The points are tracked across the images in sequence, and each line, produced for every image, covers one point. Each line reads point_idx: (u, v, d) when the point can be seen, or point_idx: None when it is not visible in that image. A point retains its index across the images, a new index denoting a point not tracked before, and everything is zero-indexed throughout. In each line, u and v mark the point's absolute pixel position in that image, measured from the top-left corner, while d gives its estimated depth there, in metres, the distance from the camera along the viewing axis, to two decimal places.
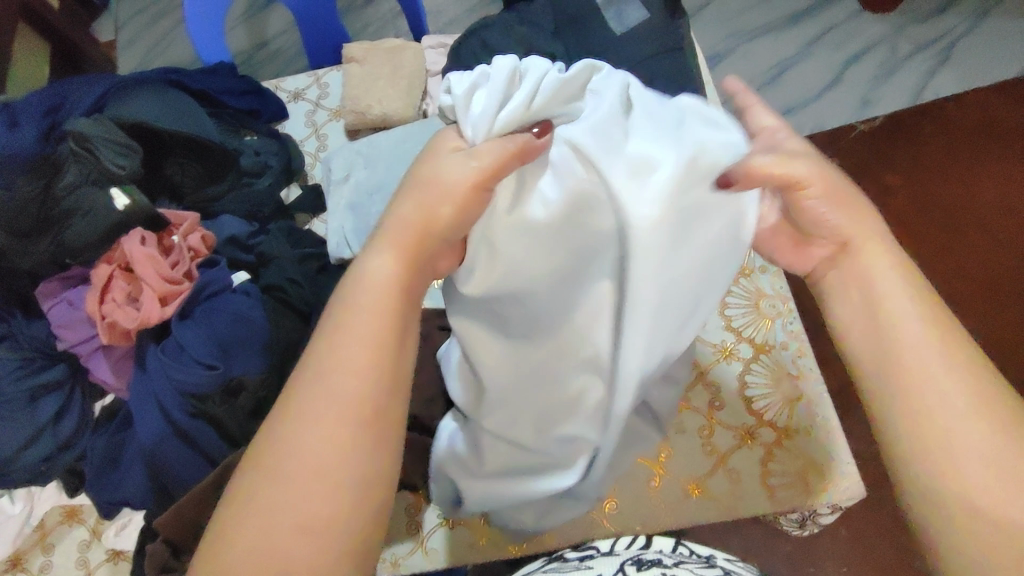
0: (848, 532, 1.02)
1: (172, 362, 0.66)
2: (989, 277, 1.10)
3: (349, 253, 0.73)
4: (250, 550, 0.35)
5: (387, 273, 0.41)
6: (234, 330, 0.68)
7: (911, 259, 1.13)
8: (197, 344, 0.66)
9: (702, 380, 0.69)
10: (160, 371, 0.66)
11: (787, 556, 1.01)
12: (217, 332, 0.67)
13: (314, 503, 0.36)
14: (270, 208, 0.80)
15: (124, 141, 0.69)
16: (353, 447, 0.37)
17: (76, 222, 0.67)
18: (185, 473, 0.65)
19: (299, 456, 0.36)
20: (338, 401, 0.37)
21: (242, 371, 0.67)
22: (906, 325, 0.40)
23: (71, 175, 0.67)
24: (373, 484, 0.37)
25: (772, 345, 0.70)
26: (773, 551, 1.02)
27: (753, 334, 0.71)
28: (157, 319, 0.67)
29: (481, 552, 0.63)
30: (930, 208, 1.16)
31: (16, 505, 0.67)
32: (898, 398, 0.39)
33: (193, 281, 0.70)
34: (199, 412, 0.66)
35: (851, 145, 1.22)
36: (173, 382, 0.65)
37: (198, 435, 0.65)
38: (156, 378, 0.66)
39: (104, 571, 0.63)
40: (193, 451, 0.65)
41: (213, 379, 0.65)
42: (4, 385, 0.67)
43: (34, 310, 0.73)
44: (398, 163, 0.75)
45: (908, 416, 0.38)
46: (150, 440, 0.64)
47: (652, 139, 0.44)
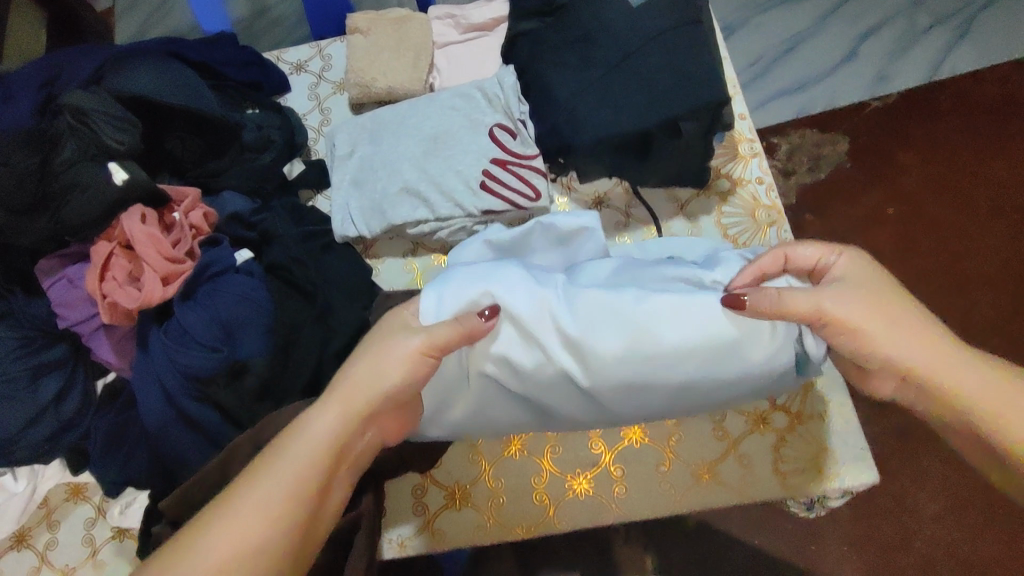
0: (850, 514, 1.11)
1: (181, 345, 0.60)
2: (998, 204, 1.28)
3: (356, 232, 0.76)
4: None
5: (320, 431, 0.48)
6: (237, 313, 0.62)
7: (916, 206, 1.29)
8: (200, 327, 0.61)
9: (734, 452, 0.65)
10: (162, 355, 0.60)
11: (793, 530, 1.13)
12: (220, 314, 0.62)
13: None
14: (273, 183, 0.78)
15: (121, 114, 0.66)
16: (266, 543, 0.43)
17: (74, 198, 0.64)
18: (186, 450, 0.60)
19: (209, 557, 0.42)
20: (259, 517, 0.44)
21: (246, 356, 0.61)
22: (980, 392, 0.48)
23: (68, 150, 0.65)
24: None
25: (748, 179, 0.76)
26: (777, 527, 1.13)
27: (730, 171, 0.76)
28: (159, 300, 0.61)
29: (486, 535, 0.65)
30: (928, 162, 1.31)
31: (20, 483, 0.72)
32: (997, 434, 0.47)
33: (195, 261, 0.65)
34: (204, 396, 0.60)
35: (862, 122, 1.34)
36: (176, 366, 0.60)
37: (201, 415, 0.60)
38: (158, 361, 0.60)
39: (110, 548, 0.71)
40: (199, 434, 0.61)
41: (217, 363, 0.60)
42: (5, 364, 0.66)
43: (34, 288, 0.70)
44: (406, 141, 0.79)
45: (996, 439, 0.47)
46: (154, 424, 0.59)
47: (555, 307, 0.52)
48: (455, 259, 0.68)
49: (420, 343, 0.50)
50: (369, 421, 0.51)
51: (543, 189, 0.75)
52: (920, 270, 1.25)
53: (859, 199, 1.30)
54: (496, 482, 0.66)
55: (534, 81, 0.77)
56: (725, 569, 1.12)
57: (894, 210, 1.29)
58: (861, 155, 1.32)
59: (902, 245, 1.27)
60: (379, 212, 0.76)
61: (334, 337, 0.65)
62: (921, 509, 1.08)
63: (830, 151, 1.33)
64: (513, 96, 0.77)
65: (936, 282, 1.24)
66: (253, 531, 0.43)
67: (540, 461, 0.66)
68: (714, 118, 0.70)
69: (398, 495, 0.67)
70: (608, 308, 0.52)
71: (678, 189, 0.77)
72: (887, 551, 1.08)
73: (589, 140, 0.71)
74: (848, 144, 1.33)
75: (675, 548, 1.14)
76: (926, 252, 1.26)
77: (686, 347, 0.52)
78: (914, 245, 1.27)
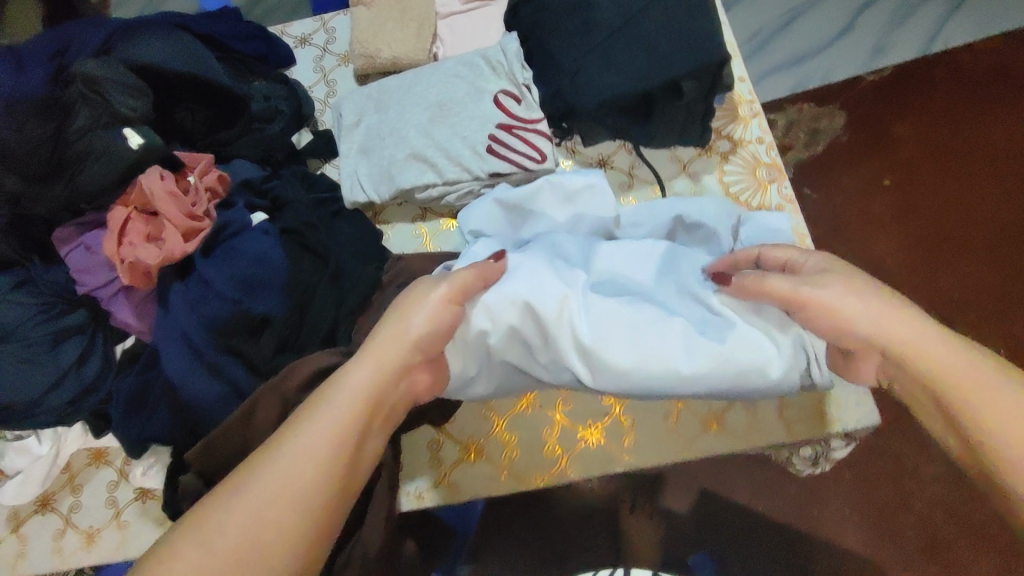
0: (852, 476, 1.15)
1: (201, 298, 0.62)
2: (996, 170, 1.30)
3: (365, 197, 0.78)
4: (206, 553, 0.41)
5: (352, 387, 0.49)
6: (255, 269, 0.63)
7: (914, 175, 1.31)
8: (220, 280, 0.62)
9: (740, 402, 0.68)
10: (183, 308, 0.62)
11: (796, 493, 1.16)
12: (237, 269, 0.63)
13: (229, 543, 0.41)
14: (283, 152, 0.79)
15: (132, 81, 0.67)
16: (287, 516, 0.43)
17: (90, 166, 0.65)
18: (209, 408, 0.61)
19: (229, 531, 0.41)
20: (286, 478, 0.44)
21: (265, 310, 0.62)
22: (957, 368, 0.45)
23: (82, 118, 0.65)
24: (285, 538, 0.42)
25: (749, 140, 0.77)
26: (784, 488, 1.16)
27: (731, 132, 0.78)
28: (179, 256, 0.63)
29: (500, 487, 0.67)
30: (925, 131, 1.33)
31: (43, 446, 0.73)
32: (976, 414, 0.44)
33: (212, 221, 0.66)
34: (225, 347, 0.62)
35: (857, 95, 1.35)
36: (198, 318, 0.62)
37: (224, 369, 0.62)
38: (179, 314, 0.62)
39: (133, 508, 0.73)
40: (219, 384, 0.61)
41: (237, 313, 0.62)
42: (27, 329, 0.67)
43: (52, 257, 0.72)
44: (412, 108, 0.80)
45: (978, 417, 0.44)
46: (177, 376, 0.61)
47: (573, 311, 0.57)
48: (467, 218, 0.71)
49: (446, 289, 0.55)
50: (401, 374, 0.53)
51: (548, 151, 0.76)
52: (917, 237, 1.28)
53: (854, 173, 1.32)
54: (509, 435, 0.68)
55: (537, 47, 0.78)
56: (729, 531, 1.16)
57: (891, 181, 1.32)
58: (858, 125, 1.34)
59: (900, 212, 1.30)
60: (388, 178, 0.78)
61: (348, 295, 0.66)
62: (921, 471, 1.12)
63: (825, 124, 1.34)
64: (519, 67, 0.78)
65: (933, 247, 1.27)
66: (277, 491, 0.43)
67: (551, 414, 0.69)
68: (714, 82, 0.71)
69: (415, 448, 0.70)
70: (623, 319, 0.57)
71: (680, 150, 0.78)
72: (889, 510, 1.12)
73: (592, 103, 0.72)
74: (844, 116, 1.34)
75: (681, 516, 1.18)
76: (924, 220, 1.29)
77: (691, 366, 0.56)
78: (913, 212, 1.30)
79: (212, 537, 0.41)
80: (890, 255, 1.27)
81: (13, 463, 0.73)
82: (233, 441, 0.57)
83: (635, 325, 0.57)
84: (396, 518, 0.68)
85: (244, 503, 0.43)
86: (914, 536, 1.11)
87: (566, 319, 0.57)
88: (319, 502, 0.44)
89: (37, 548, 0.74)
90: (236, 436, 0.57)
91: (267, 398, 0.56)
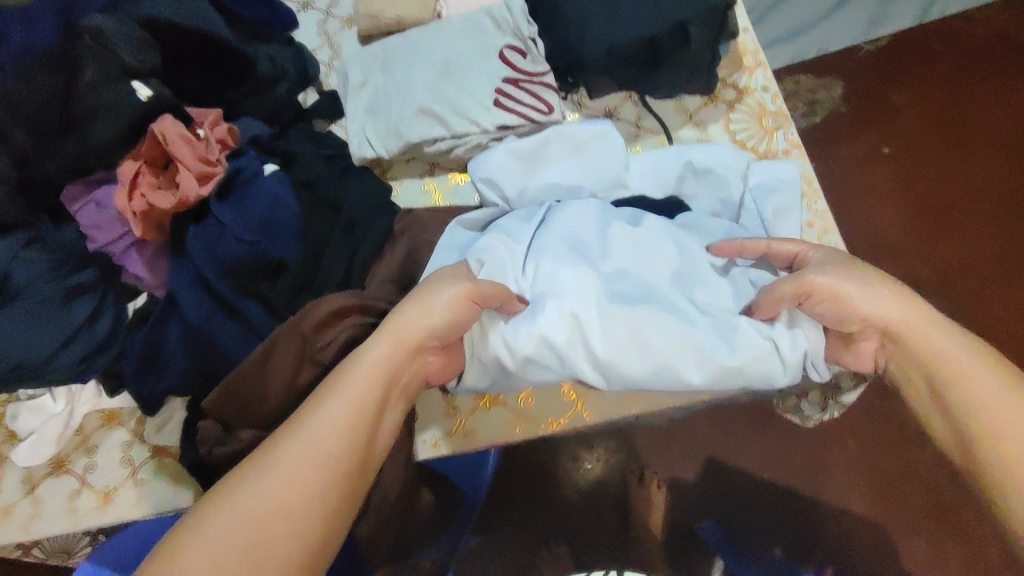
0: (857, 442, 1.16)
1: (217, 241, 0.63)
2: (997, 136, 1.31)
3: (373, 153, 0.78)
4: (236, 509, 0.41)
5: (377, 359, 0.51)
6: (270, 213, 0.64)
7: (915, 143, 1.32)
8: (235, 223, 0.63)
9: None
10: (200, 250, 0.63)
11: (801, 463, 1.16)
12: (252, 213, 0.64)
13: (260, 498, 0.41)
14: (289, 113, 0.78)
15: (141, 37, 0.68)
16: (314, 486, 0.43)
17: (100, 121, 0.65)
18: (234, 348, 0.63)
19: (258, 494, 0.41)
20: (320, 442, 0.45)
21: (280, 254, 0.64)
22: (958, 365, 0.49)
23: (91, 74, 0.65)
24: (312, 497, 0.43)
25: (754, 88, 0.78)
26: (785, 461, 1.16)
27: (736, 81, 0.78)
28: (194, 199, 0.63)
29: (516, 431, 0.68)
30: (924, 98, 1.33)
31: (58, 404, 0.73)
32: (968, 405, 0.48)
33: (224, 168, 0.66)
34: (242, 287, 0.64)
35: (858, 65, 1.35)
36: (215, 260, 0.63)
37: (244, 309, 0.64)
38: (197, 257, 0.63)
39: (149, 467, 0.73)
40: (240, 325, 0.64)
41: (253, 255, 0.63)
42: (39, 287, 0.67)
43: (61, 219, 0.71)
44: (417, 64, 0.78)
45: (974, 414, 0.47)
46: (195, 315, 0.63)
47: (586, 333, 0.57)
48: (480, 167, 0.70)
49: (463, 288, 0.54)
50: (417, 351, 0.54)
51: (555, 103, 0.77)
52: (919, 205, 1.28)
53: (854, 142, 1.33)
54: None
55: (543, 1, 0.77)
56: (736, 501, 1.16)
57: (892, 150, 1.32)
58: (857, 97, 1.34)
59: (901, 181, 1.30)
60: (396, 134, 0.77)
61: (362, 246, 0.67)
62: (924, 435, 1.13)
63: (823, 96, 1.34)
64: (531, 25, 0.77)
65: (934, 216, 1.28)
66: (314, 448, 0.44)
67: None
68: (720, 24, 0.73)
69: (429, 397, 0.69)
70: (638, 336, 0.57)
71: (687, 100, 0.79)
72: (895, 474, 1.13)
73: (601, 51, 0.72)
74: (843, 87, 1.34)
75: (688, 485, 1.17)
76: (926, 186, 1.29)
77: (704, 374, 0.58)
78: (914, 179, 1.30)
79: (245, 493, 0.42)
80: (892, 222, 1.28)
81: (26, 424, 0.73)
82: (253, 377, 0.58)
83: (649, 340, 0.57)
84: (412, 466, 0.69)
85: (281, 456, 0.44)
86: (920, 498, 1.12)
87: (580, 340, 0.57)
88: (344, 469, 0.45)
89: (51, 509, 0.72)
90: (255, 372, 0.58)
91: (285, 336, 0.58)
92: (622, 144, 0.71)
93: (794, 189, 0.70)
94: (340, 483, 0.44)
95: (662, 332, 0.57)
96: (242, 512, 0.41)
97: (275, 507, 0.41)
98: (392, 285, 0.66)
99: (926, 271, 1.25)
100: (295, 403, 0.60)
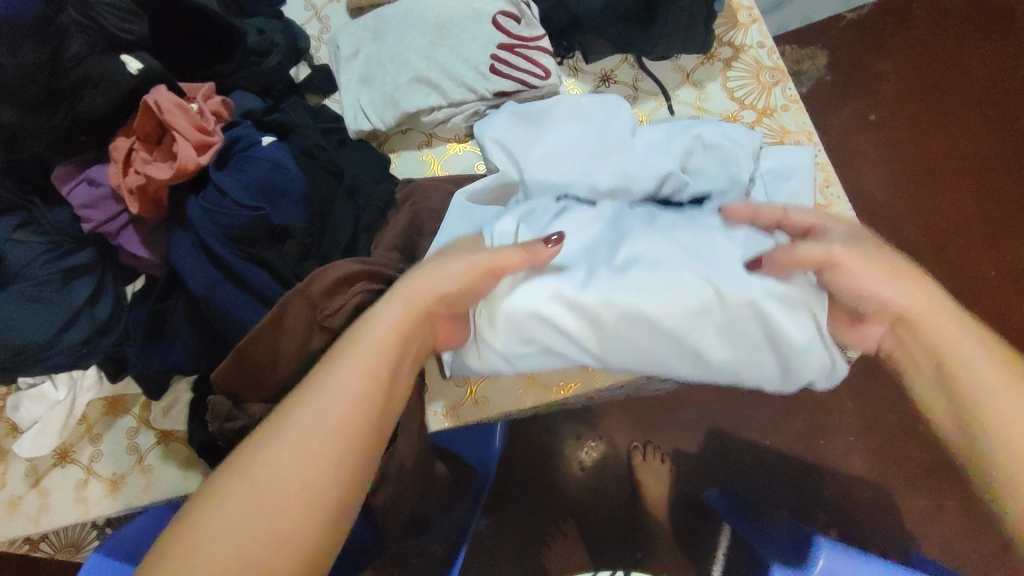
0: (856, 408, 1.17)
1: (219, 209, 0.62)
2: (983, 99, 1.32)
3: (369, 125, 0.76)
4: (253, 483, 0.38)
5: (385, 324, 0.48)
6: (271, 179, 0.63)
7: (902, 110, 1.32)
8: (237, 189, 0.62)
9: None
10: (202, 218, 0.62)
11: (801, 431, 1.17)
12: (253, 179, 0.63)
13: (279, 468, 0.39)
14: (282, 87, 0.78)
15: (128, 7, 0.66)
16: (330, 458, 0.40)
17: (89, 94, 0.62)
18: (241, 314, 0.62)
19: (276, 464, 0.39)
20: (334, 410, 0.42)
21: (284, 221, 0.64)
22: (975, 364, 0.45)
23: (76, 45, 0.61)
24: (337, 464, 0.40)
25: (749, 45, 0.78)
26: (786, 429, 1.17)
27: (732, 39, 0.78)
28: (194, 168, 0.61)
29: (528, 397, 0.68)
30: (911, 61, 1.34)
31: (61, 392, 0.70)
32: (973, 402, 0.44)
33: (221, 136, 0.64)
34: (248, 256, 0.63)
35: (841, 34, 1.35)
36: (219, 228, 0.62)
37: (251, 276, 0.62)
38: (199, 224, 0.62)
39: (155, 453, 0.71)
40: (247, 295, 0.63)
41: (258, 221, 0.62)
42: (35, 268, 0.65)
43: (52, 199, 0.69)
44: (408, 31, 0.77)
45: (981, 407, 0.44)
46: (201, 287, 0.62)
47: (571, 318, 0.56)
48: (484, 129, 0.70)
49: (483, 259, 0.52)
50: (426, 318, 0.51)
51: (552, 67, 0.75)
52: (907, 171, 1.29)
53: (842, 110, 1.33)
54: None
55: None
56: (738, 471, 1.16)
57: (879, 120, 1.32)
58: (842, 66, 1.34)
59: (887, 148, 1.31)
60: (391, 103, 0.76)
61: (365, 210, 0.66)
62: None
63: (809, 66, 1.34)
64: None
65: (920, 180, 1.29)
66: (327, 418, 0.42)
67: None
68: None
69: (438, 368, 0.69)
70: (624, 322, 0.56)
71: (683, 59, 0.78)
72: (895, 438, 1.15)
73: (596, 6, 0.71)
74: (828, 56, 1.34)
75: (691, 456, 1.18)
76: (914, 154, 1.30)
77: (685, 360, 0.58)
78: (902, 144, 1.31)
79: (259, 469, 0.39)
80: (883, 188, 1.29)
81: (29, 413, 0.70)
82: (265, 343, 0.57)
83: (635, 324, 0.56)
84: (425, 438, 0.69)
85: (297, 427, 0.41)
86: (921, 458, 1.14)
87: (566, 322, 0.56)
88: (359, 438, 0.42)
89: (60, 499, 0.71)
90: (271, 343, 0.57)
91: (295, 303, 0.57)
92: (626, 110, 0.69)
93: (807, 176, 0.69)
94: (359, 448, 0.42)
95: (651, 316, 0.55)
96: (253, 490, 0.38)
97: (289, 477, 0.39)
98: (397, 252, 0.66)
99: (915, 233, 1.26)
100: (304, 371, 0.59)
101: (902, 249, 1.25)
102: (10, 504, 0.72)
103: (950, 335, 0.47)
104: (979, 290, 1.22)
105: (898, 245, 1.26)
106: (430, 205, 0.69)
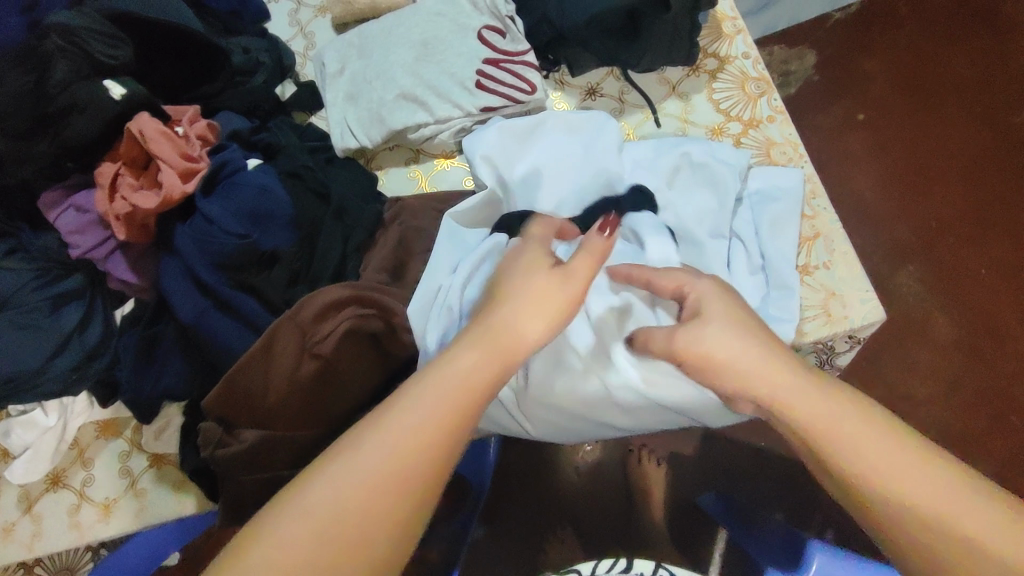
0: None
1: (206, 236, 0.61)
2: (967, 98, 1.33)
3: (356, 142, 0.76)
4: (314, 513, 0.35)
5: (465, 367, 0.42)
6: (258, 204, 0.63)
7: (889, 109, 1.33)
8: (223, 216, 0.62)
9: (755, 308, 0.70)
10: (190, 245, 0.62)
11: None
12: (241, 205, 0.63)
13: (339, 496, 0.36)
14: (269, 104, 0.77)
15: (111, 31, 0.65)
16: (388, 501, 0.37)
17: (73, 119, 0.62)
18: (231, 339, 0.63)
19: (334, 492, 0.36)
20: (405, 440, 0.38)
21: (272, 246, 0.64)
22: (856, 431, 0.41)
23: (60, 72, 0.61)
24: (393, 501, 0.37)
25: (734, 56, 0.78)
26: None
27: (716, 50, 0.79)
28: (180, 196, 0.61)
29: None
30: (897, 62, 1.34)
31: (51, 418, 0.71)
32: (869, 482, 0.40)
33: (207, 162, 0.64)
34: (237, 282, 0.63)
35: (828, 35, 1.35)
36: (207, 254, 0.61)
37: (239, 303, 0.63)
38: (186, 251, 0.62)
39: (149, 476, 0.71)
40: (237, 320, 0.63)
41: (246, 248, 0.62)
42: (25, 295, 0.65)
43: (40, 224, 0.69)
44: (392, 49, 0.77)
45: (879, 476, 0.40)
46: (190, 316, 0.62)
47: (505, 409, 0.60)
48: (475, 145, 0.69)
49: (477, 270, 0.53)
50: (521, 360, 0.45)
51: (538, 82, 0.75)
52: (895, 171, 1.30)
53: (830, 111, 1.34)
54: None
55: None
56: (731, 472, 1.18)
57: (866, 120, 1.33)
58: (829, 66, 1.35)
59: (876, 148, 1.31)
60: (377, 120, 0.76)
61: (353, 231, 0.67)
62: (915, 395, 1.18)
63: (796, 66, 1.35)
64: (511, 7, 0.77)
65: (908, 180, 1.29)
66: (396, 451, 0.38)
67: None
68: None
69: None
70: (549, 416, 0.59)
71: (668, 71, 0.79)
72: None
73: (580, 20, 0.71)
74: (815, 56, 1.35)
75: (686, 459, 1.19)
76: (902, 155, 1.31)
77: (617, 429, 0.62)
78: (889, 144, 1.32)
79: (318, 495, 0.36)
80: (872, 188, 1.29)
81: (20, 439, 0.71)
82: (255, 371, 0.58)
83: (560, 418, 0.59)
84: None
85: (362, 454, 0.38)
86: None
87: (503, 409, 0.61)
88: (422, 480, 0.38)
89: (53, 526, 0.71)
90: (262, 372, 0.58)
91: (283, 330, 0.58)
92: (611, 125, 0.70)
93: (794, 198, 0.69)
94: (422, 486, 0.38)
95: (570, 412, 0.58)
96: (313, 519, 0.35)
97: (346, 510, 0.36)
98: (386, 273, 0.66)
99: (905, 232, 1.27)
100: (295, 397, 0.59)
101: (893, 248, 1.26)
102: (4, 530, 0.72)
103: (821, 405, 0.42)
104: (968, 288, 1.23)
105: (889, 244, 1.26)
106: (418, 223, 0.69)
